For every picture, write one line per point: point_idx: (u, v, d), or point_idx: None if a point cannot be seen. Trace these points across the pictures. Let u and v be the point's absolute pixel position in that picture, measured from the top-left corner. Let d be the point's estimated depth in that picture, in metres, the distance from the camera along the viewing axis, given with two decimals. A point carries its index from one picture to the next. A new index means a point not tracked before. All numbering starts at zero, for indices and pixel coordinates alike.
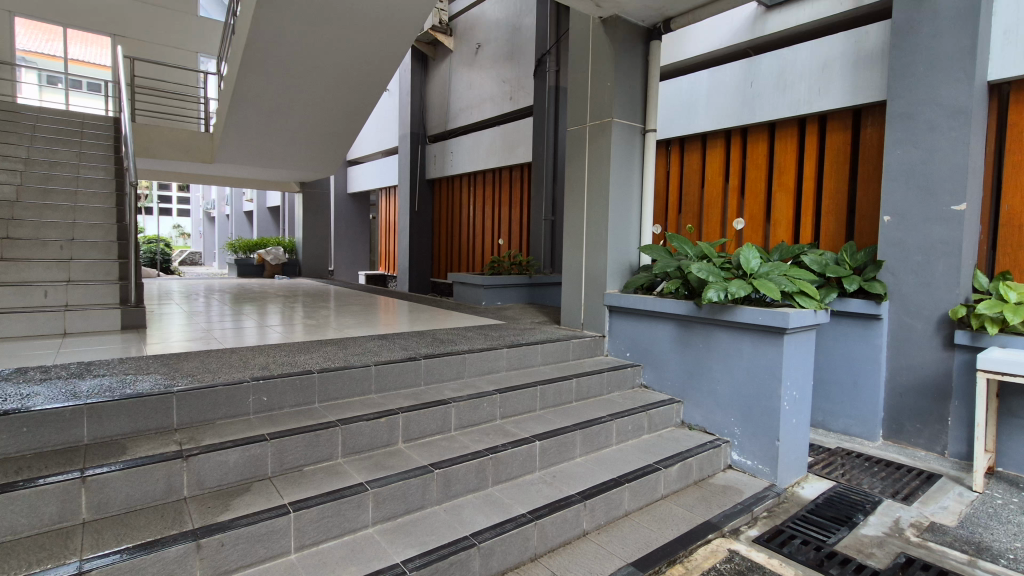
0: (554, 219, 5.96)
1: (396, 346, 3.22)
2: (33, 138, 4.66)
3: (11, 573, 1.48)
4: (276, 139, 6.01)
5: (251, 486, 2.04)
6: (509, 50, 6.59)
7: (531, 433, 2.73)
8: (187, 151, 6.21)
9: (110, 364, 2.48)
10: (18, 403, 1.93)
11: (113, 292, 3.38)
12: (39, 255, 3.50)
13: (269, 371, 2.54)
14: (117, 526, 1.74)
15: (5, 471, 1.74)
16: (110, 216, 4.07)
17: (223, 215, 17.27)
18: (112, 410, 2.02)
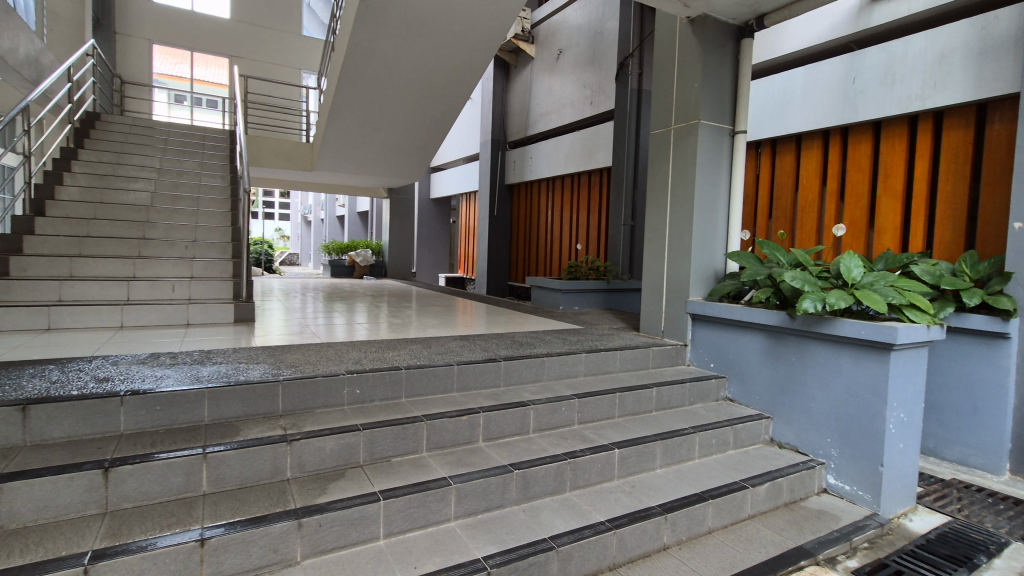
0: (634, 224, 5.87)
1: (477, 347, 3.31)
2: (165, 150, 5.26)
3: (146, 534, 1.68)
4: (367, 148, 6.38)
5: (345, 472, 2.18)
6: (591, 55, 6.56)
7: (610, 440, 2.70)
8: (289, 159, 6.74)
9: (226, 353, 2.75)
10: (153, 385, 2.19)
11: (227, 288, 3.73)
12: (168, 254, 3.94)
13: (362, 366, 2.70)
14: (232, 500, 1.91)
15: (142, 444, 1.96)
16: (225, 220, 4.50)
17: (318, 219, 18.59)
18: (228, 395, 2.23)
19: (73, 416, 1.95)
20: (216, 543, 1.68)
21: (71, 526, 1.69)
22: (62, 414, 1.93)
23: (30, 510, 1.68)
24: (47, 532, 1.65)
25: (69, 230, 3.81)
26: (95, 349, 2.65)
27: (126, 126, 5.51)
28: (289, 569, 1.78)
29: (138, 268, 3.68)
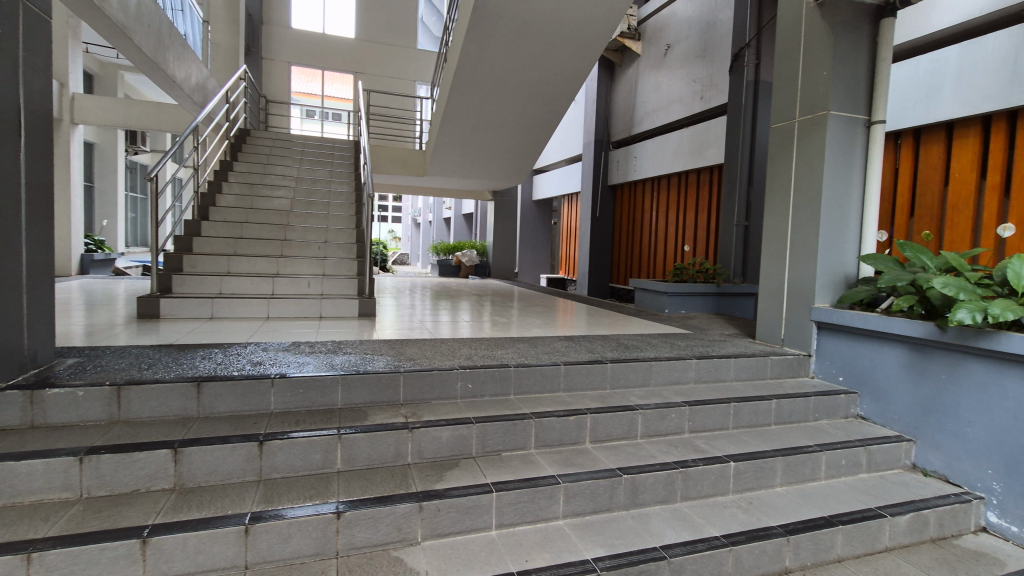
0: (749, 225, 5.53)
1: (584, 348, 3.30)
2: (302, 160, 5.87)
3: (293, 502, 1.88)
4: (474, 152, 6.61)
5: (459, 462, 2.28)
6: (702, 48, 6.26)
7: (725, 452, 2.56)
8: (403, 165, 7.19)
9: (354, 344, 3.00)
10: (296, 370, 2.45)
11: (353, 284, 4.06)
12: (305, 253, 4.39)
13: (473, 362, 2.81)
14: (361, 479, 2.09)
15: (288, 422, 2.20)
16: (351, 222, 4.92)
17: (426, 221, 19.67)
18: (357, 382, 2.43)
19: (235, 394, 2.23)
20: (350, 517, 1.84)
21: (233, 489, 1.93)
22: (227, 392, 2.22)
23: (202, 473, 1.94)
24: (216, 492, 1.90)
25: (226, 233, 4.39)
26: (250, 337, 3.02)
27: (270, 140, 6.22)
28: (411, 549, 1.90)
29: (281, 266, 4.14)
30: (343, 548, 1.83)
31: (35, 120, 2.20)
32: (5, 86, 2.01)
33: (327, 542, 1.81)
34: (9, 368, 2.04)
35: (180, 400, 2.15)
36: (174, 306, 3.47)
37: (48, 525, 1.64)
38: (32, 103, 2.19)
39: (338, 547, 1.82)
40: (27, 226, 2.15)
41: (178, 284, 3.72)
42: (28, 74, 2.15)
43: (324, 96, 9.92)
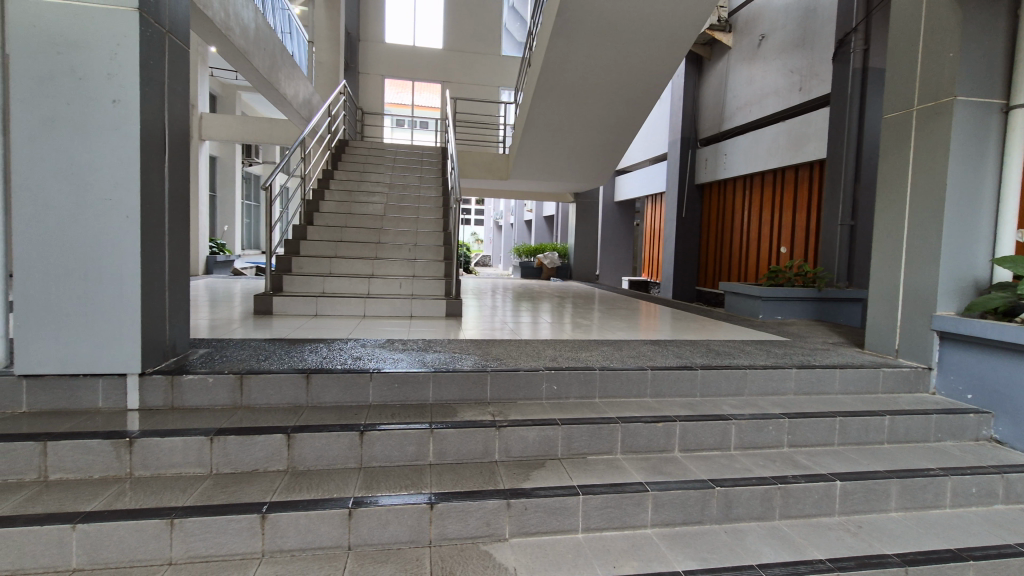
0: (856, 224, 5.09)
1: (671, 353, 3.20)
2: (394, 167, 6.20)
3: (390, 490, 1.98)
4: (557, 154, 6.62)
5: (545, 463, 2.30)
6: (801, 35, 5.85)
7: (830, 470, 2.37)
8: (487, 169, 7.36)
9: (443, 343, 3.12)
10: (391, 366, 2.59)
11: (440, 285, 4.21)
12: (397, 255, 4.63)
13: (558, 363, 2.82)
14: (452, 473, 2.16)
15: (385, 414, 2.33)
16: (438, 226, 5.11)
17: (508, 223, 20.03)
18: (447, 379, 2.52)
19: (338, 386, 2.40)
20: (442, 509, 1.91)
21: (337, 474, 2.08)
22: (333, 383, 2.39)
23: (310, 458, 2.10)
24: (322, 477, 2.05)
25: (328, 236, 4.74)
26: (350, 333, 3.24)
27: (365, 149, 6.62)
28: (499, 544, 1.94)
29: (375, 267, 4.40)
30: (436, 538, 1.91)
31: (176, 137, 2.50)
32: (155, 109, 2.31)
33: (421, 530, 1.89)
34: (155, 356, 2.32)
35: (291, 389, 2.35)
36: (285, 304, 3.80)
37: (185, 495, 1.84)
38: (175, 122, 2.49)
39: (431, 536, 1.90)
40: (170, 231, 2.45)
41: (288, 283, 4.07)
42: (172, 95, 2.46)
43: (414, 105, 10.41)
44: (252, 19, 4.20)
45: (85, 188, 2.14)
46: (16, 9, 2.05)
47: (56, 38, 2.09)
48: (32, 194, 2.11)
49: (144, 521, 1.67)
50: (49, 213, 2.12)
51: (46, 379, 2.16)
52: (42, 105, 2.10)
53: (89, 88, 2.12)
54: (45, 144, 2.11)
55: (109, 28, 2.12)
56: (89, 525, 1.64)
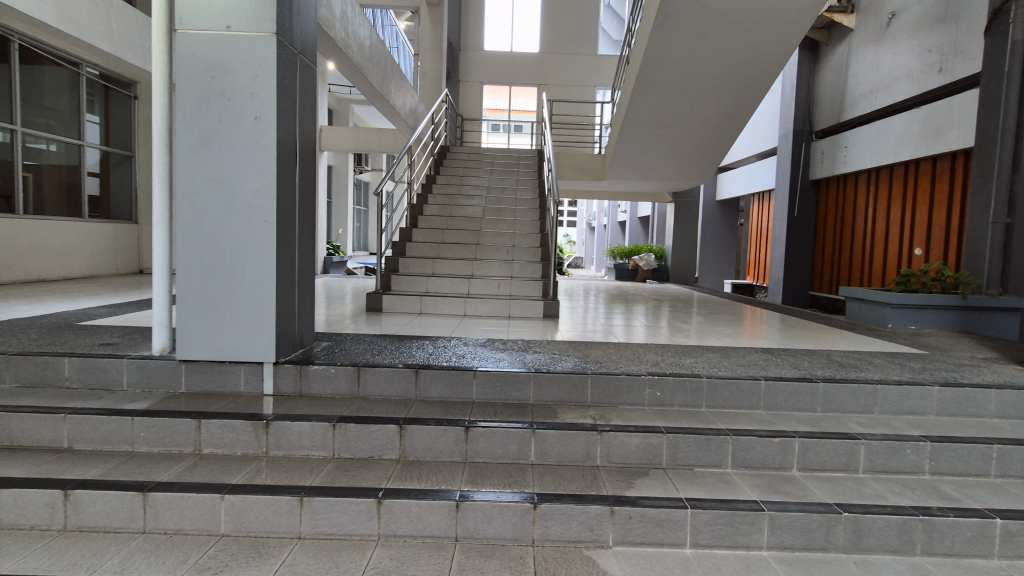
0: (1012, 222, 4.40)
1: (786, 363, 2.96)
2: (492, 171, 6.36)
3: (494, 486, 2.02)
4: (657, 152, 6.40)
5: (649, 472, 2.21)
6: (942, 9, 5.17)
7: (986, 505, 2.05)
8: (583, 170, 7.31)
9: (542, 344, 3.14)
10: (492, 365, 2.65)
11: (537, 286, 4.24)
12: (495, 256, 4.74)
13: (661, 369, 2.72)
14: (554, 474, 2.15)
15: (488, 412, 2.38)
16: (535, 227, 5.17)
17: (601, 225, 19.79)
18: (547, 380, 2.53)
19: (444, 381, 2.50)
20: (545, 509, 1.90)
21: (444, 467, 2.15)
22: (439, 379, 2.49)
23: (420, 449, 2.19)
24: (430, 468, 2.13)
25: (431, 238, 4.96)
26: (452, 332, 3.36)
27: (464, 154, 6.85)
28: (602, 551, 1.89)
29: (475, 267, 4.52)
30: (539, 538, 1.90)
31: (305, 148, 2.74)
32: (289, 124, 2.55)
33: (524, 529, 1.90)
34: (285, 347, 2.55)
35: (402, 383, 2.49)
36: (393, 302, 4.03)
37: (312, 477, 2.00)
38: (304, 135, 2.74)
39: (534, 536, 1.90)
40: (299, 233, 2.69)
41: (395, 283, 4.31)
42: (302, 111, 2.70)
43: (511, 109, 10.50)
44: (367, 37, 4.52)
45: (231, 195, 2.41)
46: (183, 41, 2.37)
47: (211, 64, 2.38)
48: (191, 201, 2.41)
49: (279, 496, 1.85)
50: (204, 218, 2.42)
51: (199, 364, 2.45)
52: (199, 124, 2.40)
53: (236, 107, 2.39)
54: (201, 159, 2.40)
55: (254, 53, 2.38)
56: (234, 496, 1.83)
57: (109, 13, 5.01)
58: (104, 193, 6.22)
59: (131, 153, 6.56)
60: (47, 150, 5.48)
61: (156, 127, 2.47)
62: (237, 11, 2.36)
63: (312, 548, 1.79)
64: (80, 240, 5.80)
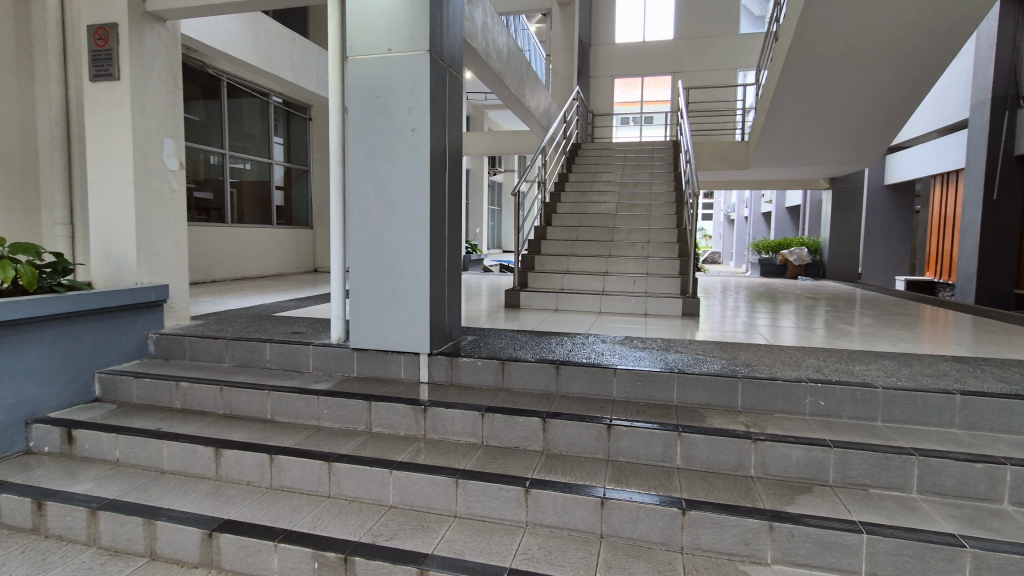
0: None
1: (990, 376, 2.49)
2: (625, 166, 6.24)
3: (638, 487, 1.98)
4: (812, 134, 5.78)
5: (813, 488, 2.00)
6: None
7: None
8: (725, 160, 6.86)
9: (683, 343, 3.02)
10: (633, 363, 2.60)
11: (676, 283, 4.08)
12: (629, 253, 4.65)
13: (825, 375, 2.45)
14: (703, 480, 2.04)
15: (630, 411, 2.35)
16: (672, 222, 4.96)
17: (742, 217, 18.36)
18: (693, 382, 2.41)
19: (585, 378, 2.52)
20: (695, 516, 1.81)
21: (588, 463, 2.16)
22: (580, 375, 2.52)
23: (563, 443, 2.23)
24: (574, 462, 2.16)
25: (565, 236, 5.02)
26: (589, 329, 3.37)
27: (595, 151, 6.83)
28: (759, 568, 1.75)
29: (609, 264, 4.48)
30: (688, 546, 1.82)
31: (454, 155, 2.93)
32: (440, 133, 2.75)
33: (673, 534, 1.83)
34: (438, 339, 2.76)
35: (544, 377, 2.55)
36: (530, 298, 4.15)
37: (464, 461, 2.15)
38: (453, 142, 2.93)
39: (683, 543, 1.82)
40: (448, 234, 2.89)
41: (532, 279, 4.43)
42: (451, 120, 2.89)
43: (643, 101, 10.19)
44: (504, 43, 4.69)
45: (393, 201, 2.67)
46: (354, 67, 2.68)
47: (376, 84, 2.66)
48: (361, 208, 2.72)
49: (437, 477, 2.01)
50: (370, 222, 2.71)
51: (367, 352, 2.76)
52: (367, 138, 2.69)
53: (397, 121, 2.63)
54: (369, 170, 2.69)
55: (411, 71, 2.60)
56: (400, 472, 2.03)
57: (292, 47, 5.80)
58: (286, 203, 7.26)
59: (307, 168, 7.57)
60: (245, 169, 6.52)
61: (333, 145, 2.83)
62: (397, 34, 2.60)
63: (467, 528, 1.92)
64: (270, 244, 6.83)
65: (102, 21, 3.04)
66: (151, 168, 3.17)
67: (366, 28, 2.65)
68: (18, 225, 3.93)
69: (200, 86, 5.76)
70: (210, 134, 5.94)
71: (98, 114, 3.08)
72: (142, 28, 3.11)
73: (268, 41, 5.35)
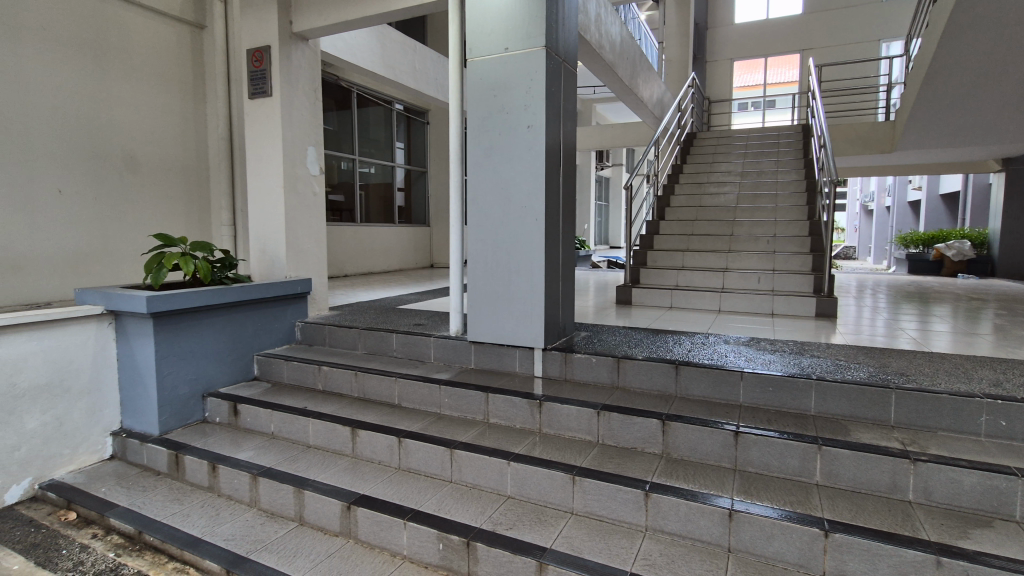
0: None
1: None
2: (746, 154, 5.82)
3: (771, 502, 1.82)
4: (980, 109, 4.94)
5: (992, 523, 1.70)
6: None
7: None
8: (867, 143, 6.13)
9: (820, 347, 2.74)
10: (762, 367, 2.41)
11: (808, 281, 3.72)
12: (753, 248, 4.33)
13: (1006, 391, 2.08)
14: (849, 501, 1.83)
15: (760, 418, 2.18)
16: (802, 213, 4.52)
17: (883, 207, 16.32)
18: (834, 390, 2.18)
19: (707, 380, 2.38)
20: (841, 540, 1.62)
21: (713, 470, 2.04)
22: (702, 377, 2.39)
23: (685, 447, 2.13)
24: (698, 468, 2.05)
25: (680, 230, 4.80)
26: (709, 328, 3.19)
27: (713, 140, 6.45)
28: None
29: (730, 260, 4.21)
30: (832, 572, 1.63)
31: (569, 150, 2.92)
32: (555, 128, 2.74)
33: (813, 557, 1.65)
34: (552, 334, 2.77)
35: (663, 377, 2.46)
36: (643, 295, 4.02)
37: (581, 458, 2.13)
38: (568, 137, 2.91)
39: (826, 568, 1.64)
40: (562, 229, 2.88)
41: (645, 275, 4.29)
42: (566, 115, 2.87)
43: (768, 84, 9.40)
44: (618, 34, 4.57)
45: (509, 198, 2.72)
46: (474, 68, 2.77)
47: (495, 84, 2.72)
48: (479, 205, 2.81)
49: (555, 472, 2.02)
50: (488, 219, 2.78)
51: (484, 345, 2.85)
52: (485, 137, 2.76)
53: (514, 119, 2.67)
54: (487, 168, 2.77)
55: (529, 68, 2.62)
56: (519, 464, 2.07)
57: (414, 56, 6.14)
58: (407, 203, 7.73)
59: (425, 169, 8.00)
60: (371, 172, 7.03)
61: (453, 146, 2.95)
62: (514, 33, 2.64)
63: (585, 526, 1.90)
64: (393, 241, 7.33)
65: (259, 44, 3.44)
66: (297, 174, 3.53)
67: (485, 29, 2.72)
68: (195, 226, 4.61)
69: (333, 98, 6.32)
70: (342, 141, 6.50)
71: (254, 128, 3.49)
72: (290, 49, 3.47)
73: (393, 51, 5.72)
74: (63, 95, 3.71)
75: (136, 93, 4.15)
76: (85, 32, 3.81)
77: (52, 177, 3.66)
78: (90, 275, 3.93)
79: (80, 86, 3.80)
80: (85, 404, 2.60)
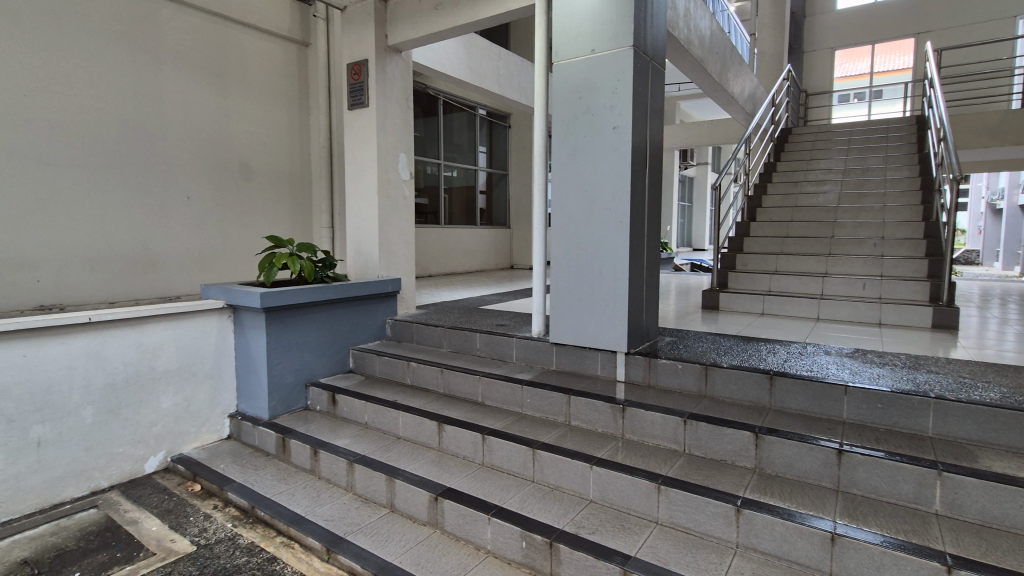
0: None
1: None
2: (849, 150, 5.38)
3: (880, 528, 1.67)
4: None
5: None
6: None
7: None
8: (998, 135, 5.43)
9: (939, 362, 2.48)
10: (868, 381, 2.23)
11: (923, 288, 3.38)
12: (856, 251, 4.00)
13: None
14: (976, 535, 1.64)
15: (867, 437, 2.01)
16: (916, 213, 4.11)
17: (1016, 207, 14.38)
18: (957, 410, 1.96)
19: (806, 392, 2.23)
20: None
21: (813, 489, 1.91)
22: (799, 389, 2.24)
23: (780, 463, 2.01)
24: (795, 486, 1.93)
25: (772, 233, 4.53)
26: (806, 337, 2.99)
27: (810, 136, 6.02)
28: None
29: (829, 264, 3.91)
30: None
31: (655, 150, 2.85)
32: (641, 128, 2.69)
33: None
34: (635, 339, 2.72)
35: (755, 387, 2.34)
36: (731, 300, 3.85)
37: (667, 466, 2.08)
38: (654, 137, 2.85)
39: None
40: (647, 231, 2.83)
41: (733, 280, 4.10)
42: (653, 115, 2.81)
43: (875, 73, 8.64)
44: (707, 28, 4.40)
45: (593, 200, 2.71)
46: (560, 72, 2.79)
47: (580, 86, 2.72)
48: (563, 208, 2.82)
49: (639, 478, 1.98)
50: (571, 222, 2.79)
51: (566, 347, 2.86)
52: (569, 139, 2.77)
53: (599, 121, 2.66)
54: (570, 171, 2.78)
55: (615, 68, 2.59)
56: (601, 469, 2.05)
57: (498, 61, 6.25)
58: (488, 206, 7.90)
59: (506, 172, 8.14)
60: (454, 176, 7.25)
61: (537, 149, 2.98)
62: (601, 34, 2.62)
63: (670, 537, 1.85)
64: (474, 243, 7.52)
65: (358, 58, 3.67)
66: (390, 179, 3.73)
67: (571, 32, 2.72)
68: (298, 228, 5.01)
69: (421, 105, 6.61)
70: (428, 147, 6.76)
71: (352, 137, 3.73)
72: (385, 61, 3.67)
73: (479, 58, 5.87)
74: (192, 112, 4.18)
75: (250, 109, 4.58)
76: (210, 56, 4.27)
77: (183, 186, 4.14)
78: (211, 273, 4.39)
79: (205, 104, 4.25)
80: (208, 388, 2.91)
